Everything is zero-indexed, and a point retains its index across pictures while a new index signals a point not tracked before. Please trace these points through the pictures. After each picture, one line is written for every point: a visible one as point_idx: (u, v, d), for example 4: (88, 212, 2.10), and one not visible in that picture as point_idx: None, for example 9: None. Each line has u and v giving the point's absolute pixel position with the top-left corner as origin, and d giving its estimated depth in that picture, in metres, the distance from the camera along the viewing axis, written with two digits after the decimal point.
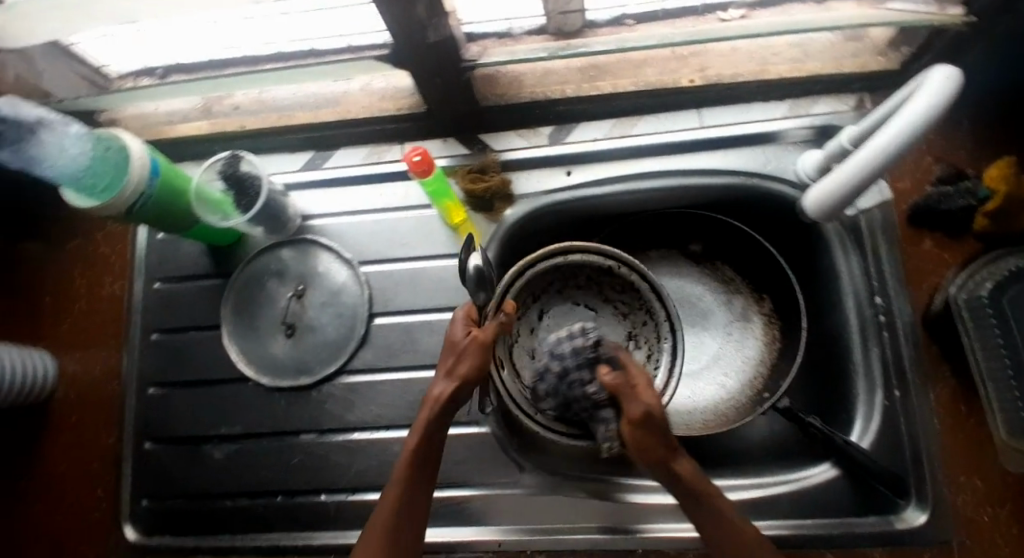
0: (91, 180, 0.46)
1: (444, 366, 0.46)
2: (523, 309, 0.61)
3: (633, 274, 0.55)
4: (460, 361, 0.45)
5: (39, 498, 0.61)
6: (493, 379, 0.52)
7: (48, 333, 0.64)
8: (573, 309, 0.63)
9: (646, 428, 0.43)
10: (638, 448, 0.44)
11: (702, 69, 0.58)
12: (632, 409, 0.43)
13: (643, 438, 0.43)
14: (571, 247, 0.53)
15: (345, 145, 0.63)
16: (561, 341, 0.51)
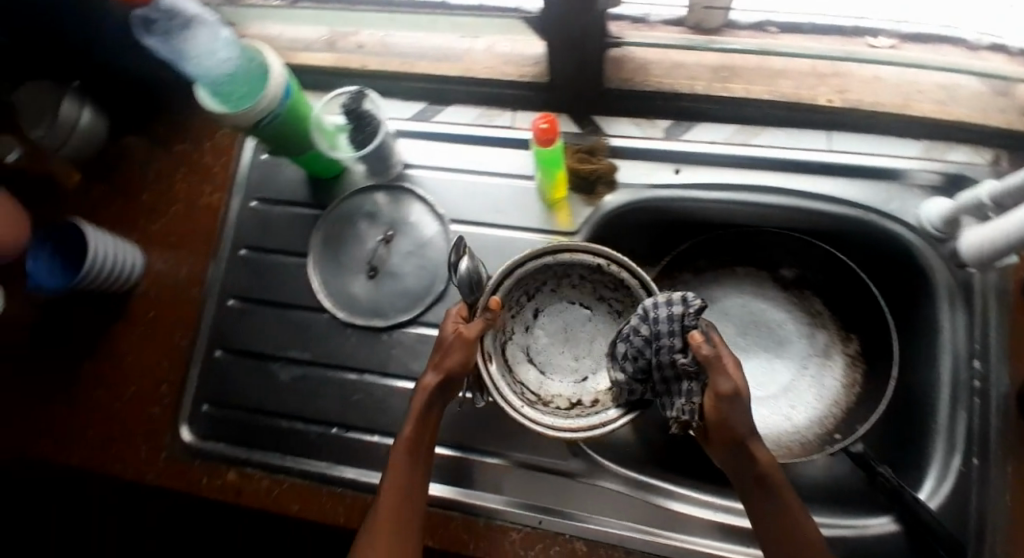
0: (230, 87, 0.46)
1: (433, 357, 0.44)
2: (517, 307, 0.56)
3: (624, 274, 0.49)
4: (445, 354, 0.42)
5: (102, 385, 0.62)
6: (484, 376, 0.47)
7: (139, 228, 0.64)
8: (569, 308, 0.59)
9: (733, 409, 0.38)
10: (722, 426, 0.38)
11: (841, 91, 0.56)
12: (722, 384, 0.37)
13: (731, 418, 0.38)
14: (561, 246, 0.48)
15: (459, 102, 0.62)
16: (653, 301, 0.42)
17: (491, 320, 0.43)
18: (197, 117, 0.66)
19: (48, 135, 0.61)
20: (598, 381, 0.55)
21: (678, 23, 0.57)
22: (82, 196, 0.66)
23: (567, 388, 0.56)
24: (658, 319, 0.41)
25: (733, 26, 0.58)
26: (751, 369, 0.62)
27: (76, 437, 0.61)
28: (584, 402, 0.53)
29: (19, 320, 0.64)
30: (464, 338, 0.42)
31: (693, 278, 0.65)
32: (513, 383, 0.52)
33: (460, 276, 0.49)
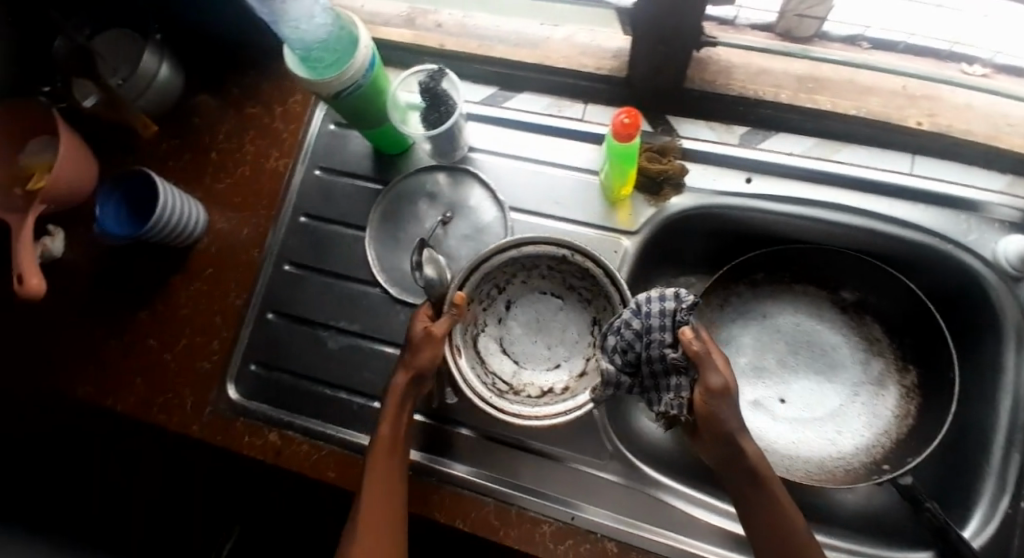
0: (320, 54, 0.47)
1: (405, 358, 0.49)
2: (489, 300, 0.58)
3: (587, 263, 0.51)
4: (415, 356, 0.48)
5: (155, 335, 0.62)
6: (455, 371, 0.51)
7: (205, 185, 0.66)
8: (540, 299, 0.59)
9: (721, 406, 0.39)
10: (711, 420, 0.40)
11: (932, 114, 0.54)
12: (713, 381, 0.39)
13: (720, 413, 0.40)
14: (522, 239, 0.51)
15: (531, 91, 0.62)
16: (642, 296, 0.41)
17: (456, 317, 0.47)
18: (272, 82, 0.67)
19: (128, 84, 0.63)
20: (572, 366, 0.57)
21: (767, 29, 0.57)
22: (154, 148, 0.68)
23: (538, 376, 0.57)
24: (648, 314, 0.40)
25: (823, 37, 0.58)
26: (799, 390, 0.61)
27: (123, 384, 0.61)
28: (555, 390, 0.56)
29: (82, 262, 0.66)
30: (432, 340, 0.47)
31: (748, 291, 0.64)
32: (483, 374, 0.55)
33: (421, 278, 0.51)
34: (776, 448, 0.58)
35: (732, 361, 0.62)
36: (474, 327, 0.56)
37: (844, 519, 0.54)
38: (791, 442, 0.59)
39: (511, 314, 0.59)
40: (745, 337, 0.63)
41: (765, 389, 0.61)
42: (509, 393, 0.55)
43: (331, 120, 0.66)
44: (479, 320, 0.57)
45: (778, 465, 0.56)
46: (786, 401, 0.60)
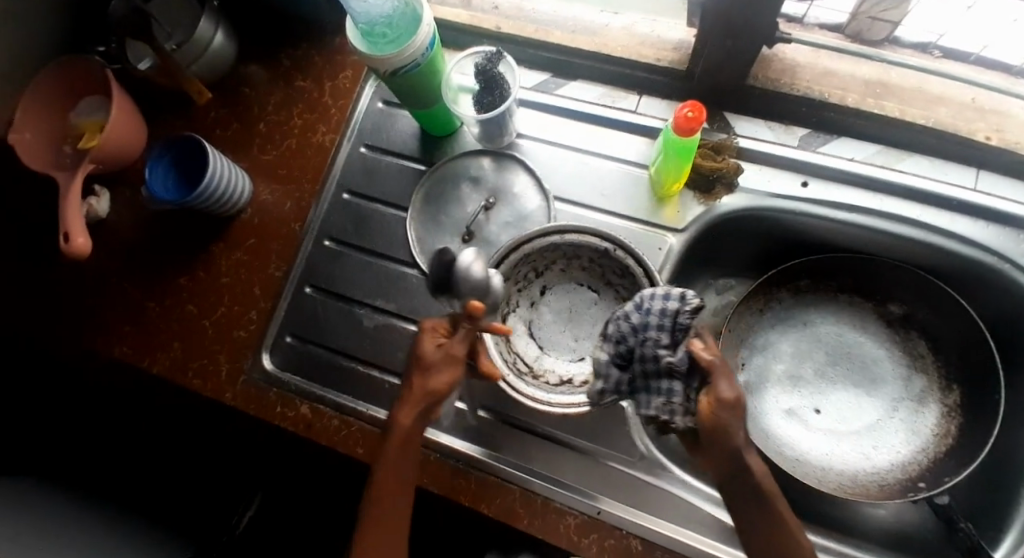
0: (384, 30, 0.47)
1: (411, 384, 0.45)
2: (525, 282, 0.58)
3: (629, 259, 0.51)
4: (424, 379, 0.44)
5: (192, 300, 0.63)
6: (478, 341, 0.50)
7: (250, 155, 0.66)
8: (576, 289, 0.59)
9: (733, 419, 0.37)
10: (719, 437, 0.37)
11: (1002, 129, 0.52)
12: (725, 389, 0.37)
13: (731, 428, 0.37)
14: (567, 225, 0.52)
15: (585, 79, 0.61)
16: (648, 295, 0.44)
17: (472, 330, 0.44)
18: (323, 57, 0.67)
19: (182, 49, 0.63)
20: None
21: (835, 30, 0.56)
22: (202, 116, 0.68)
23: (562, 366, 0.56)
24: (654, 312, 0.43)
25: (895, 42, 0.56)
26: (836, 401, 0.59)
27: (160, 347, 0.62)
28: (574, 382, 0.55)
29: (126, 224, 0.67)
30: (446, 359, 0.44)
31: (790, 298, 0.63)
32: (506, 352, 0.54)
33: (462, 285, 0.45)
34: (807, 457, 0.57)
35: (768, 367, 0.61)
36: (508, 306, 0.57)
37: (872, 535, 0.53)
38: (822, 455, 0.57)
39: (545, 300, 0.59)
40: (784, 344, 0.62)
41: (799, 398, 0.60)
42: (528, 376, 0.54)
43: (380, 98, 0.66)
44: (512, 300, 0.57)
45: (807, 474, 0.56)
46: (821, 412, 0.59)
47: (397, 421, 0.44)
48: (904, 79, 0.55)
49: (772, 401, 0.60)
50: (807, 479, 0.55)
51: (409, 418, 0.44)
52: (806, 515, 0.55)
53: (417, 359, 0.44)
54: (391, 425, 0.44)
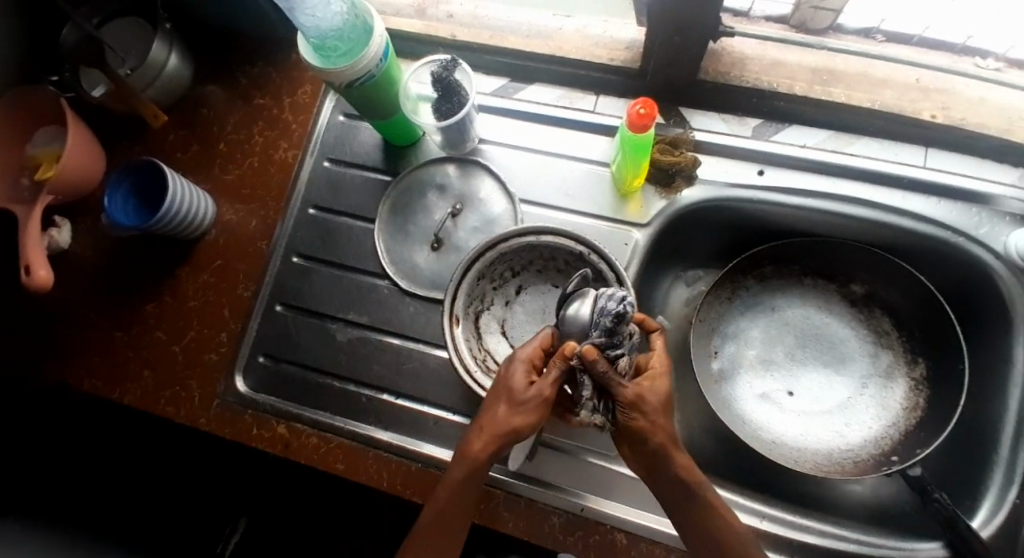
0: (335, 43, 0.46)
1: (494, 410, 0.42)
2: (500, 281, 0.58)
3: (601, 264, 0.51)
4: (507, 411, 0.42)
5: (161, 326, 0.62)
6: (448, 338, 0.51)
7: (213, 177, 0.65)
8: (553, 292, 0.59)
9: (634, 416, 0.40)
10: (633, 434, 0.40)
11: (946, 107, 0.54)
12: (623, 392, 0.39)
13: (639, 423, 0.40)
14: (540, 226, 0.52)
15: (542, 82, 0.62)
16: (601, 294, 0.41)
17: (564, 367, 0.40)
18: (281, 74, 0.67)
19: (136, 74, 0.62)
20: None
21: (780, 21, 0.58)
22: (162, 139, 0.67)
23: None
24: (600, 312, 0.40)
25: (838, 30, 0.58)
26: (807, 382, 0.61)
27: (130, 376, 0.61)
28: None
29: (88, 253, 0.66)
30: (533, 399, 0.41)
31: (757, 284, 0.64)
32: (478, 350, 0.54)
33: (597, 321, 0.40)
34: (783, 440, 0.58)
35: (740, 354, 0.63)
36: (482, 303, 0.57)
37: (853, 511, 0.54)
38: (797, 436, 0.58)
39: (519, 300, 0.59)
40: (754, 330, 0.63)
41: (771, 382, 0.61)
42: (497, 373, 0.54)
43: (340, 111, 0.66)
44: (487, 298, 0.58)
45: (785, 455, 0.57)
46: (793, 395, 0.60)
47: (472, 446, 0.42)
48: (849, 65, 0.57)
49: (746, 386, 0.61)
50: (783, 459, 0.56)
51: (481, 448, 0.41)
52: (787, 496, 0.55)
53: (507, 387, 0.42)
54: (466, 446, 0.43)
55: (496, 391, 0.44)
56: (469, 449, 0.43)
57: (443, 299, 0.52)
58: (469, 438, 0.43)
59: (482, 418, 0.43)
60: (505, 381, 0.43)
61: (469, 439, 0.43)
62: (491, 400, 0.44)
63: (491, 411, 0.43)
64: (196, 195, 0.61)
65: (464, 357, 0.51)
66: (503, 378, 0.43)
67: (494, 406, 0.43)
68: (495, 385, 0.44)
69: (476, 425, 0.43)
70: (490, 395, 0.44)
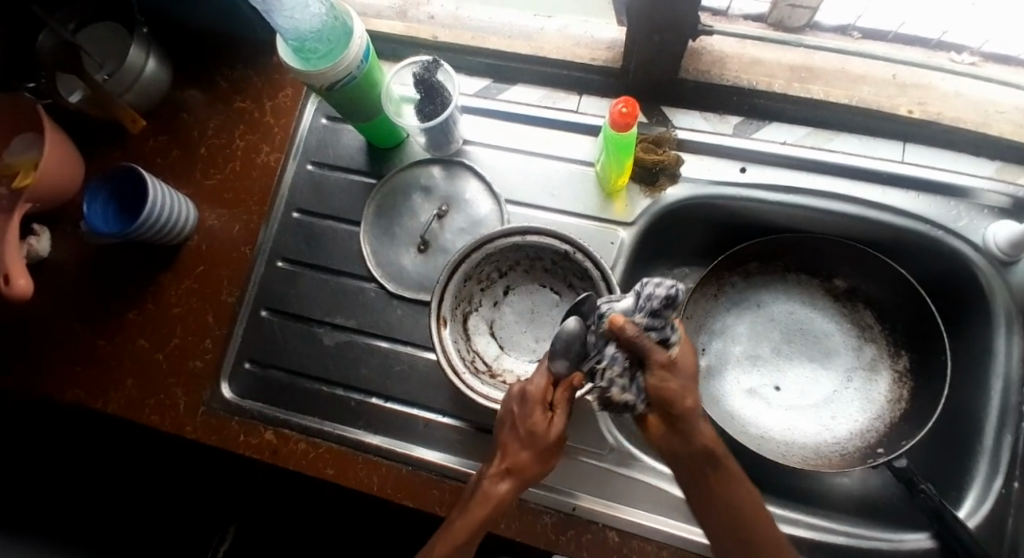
0: (316, 45, 0.46)
1: (516, 452, 0.41)
2: (488, 281, 0.58)
3: (588, 263, 0.52)
4: (532, 452, 0.41)
5: (144, 334, 0.61)
6: (436, 340, 0.51)
7: (195, 182, 0.65)
8: (539, 292, 0.59)
9: (668, 377, 0.39)
10: (665, 398, 0.40)
11: (922, 102, 0.55)
12: (658, 355, 0.39)
13: (672, 384, 0.39)
14: (526, 227, 0.52)
15: (525, 82, 0.62)
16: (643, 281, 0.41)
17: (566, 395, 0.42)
18: (262, 77, 0.67)
19: (114, 79, 0.61)
20: None
21: (757, 20, 0.58)
22: (142, 145, 0.66)
23: (521, 366, 0.57)
24: (644, 297, 0.39)
25: (816, 27, 0.59)
26: (794, 377, 0.61)
27: (113, 386, 0.60)
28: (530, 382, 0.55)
29: (69, 262, 0.65)
30: (556, 440, 0.41)
31: (742, 281, 0.65)
32: (466, 351, 0.54)
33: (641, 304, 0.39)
34: (771, 434, 0.59)
35: (727, 350, 0.63)
36: (470, 305, 0.57)
37: (842, 504, 0.55)
38: (785, 430, 0.59)
39: (507, 300, 0.59)
40: (740, 326, 0.64)
41: (759, 378, 0.62)
42: (486, 374, 0.54)
43: (323, 114, 0.65)
44: (475, 299, 0.58)
45: (773, 450, 0.57)
46: (781, 389, 0.61)
47: (495, 490, 0.41)
48: (827, 62, 0.58)
49: (734, 382, 0.62)
50: (772, 454, 0.56)
51: (508, 491, 0.41)
52: (776, 490, 0.56)
53: (530, 429, 0.41)
54: (486, 491, 0.42)
55: (512, 432, 0.42)
56: (491, 495, 0.41)
57: (430, 300, 0.52)
58: (487, 479, 0.42)
59: (501, 458, 0.42)
60: (523, 421, 0.41)
61: (490, 484, 0.42)
62: (510, 440, 0.42)
63: (511, 451, 0.42)
64: (173, 208, 0.59)
65: (453, 360, 0.51)
66: (518, 419, 0.42)
67: (511, 446, 0.42)
68: (508, 423, 0.43)
69: (496, 467, 0.42)
70: (506, 434, 0.43)
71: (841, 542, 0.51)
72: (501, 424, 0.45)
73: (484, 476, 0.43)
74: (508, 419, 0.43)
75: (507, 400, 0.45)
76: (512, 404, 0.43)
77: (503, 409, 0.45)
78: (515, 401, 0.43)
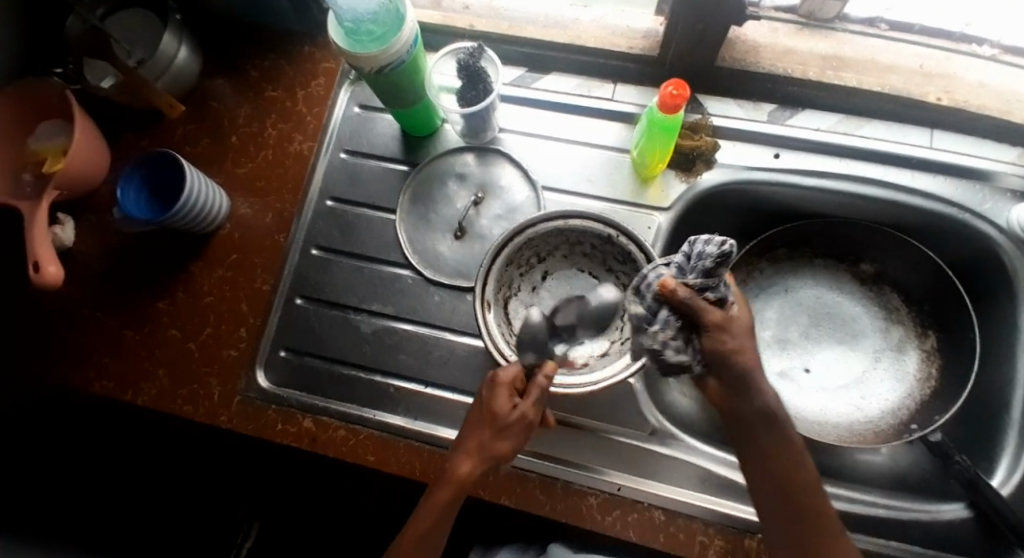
0: (370, 27, 0.46)
1: (478, 436, 0.43)
2: (526, 266, 0.59)
3: (631, 246, 0.52)
4: (493, 436, 0.42)
5: (175, 322, 0.60)
6: (482, 324, 0.51)
7: (225, 170, 0.64)
8: (578, 276, 0.59)
9: (724, 337, 0.41)
10: (725, 358, 0.41)
11: (949, 90, 0.57)
12: (712, 315, 0.41)
13: (728, 344, 0.41)
14: (569, 211, 0.53)
15: (561, 71, 0.63)
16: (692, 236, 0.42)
17: (540, 384, 0.43)
18: (293, 66, 0.66)
19: (144, 65, 0.61)
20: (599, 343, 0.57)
21: (789, 11, 0.59)
22: (170, 133, 0.66)
23: None
24: (697, 257, 0.41)
25: (844, 19, 0.60)
26: (823, 359, 0.63)
27: (143, 376, 0.59)
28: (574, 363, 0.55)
29: (95, 251, 0.64)
30: (520, 423, 0.42)
31: (770, 267, 0.66)
32: (508, 334, 0.55)
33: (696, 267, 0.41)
34: (805, 415, 0.60)
35: (757, 335, 0.64)
36: (510, 290, 0.57)
37: (877, 480, 0.56)
38: (818, 411, 0.60)
39: (546, 285, 0.60)
40: (769, 311, 0.65)
41: (790, 360, 0.63)
42: None
43: (356, 103, 0.66)
44: (515, 284, 0.58)
45: (807, 429, 0.58)
46: (811, 372, 0.62)
47: (457, 471, 0.43)
48: (857, 51, 0.59)
49: (765, 365, 0.63)
50: (807, 433, 0.58)
51: (468, 470, 0.42)
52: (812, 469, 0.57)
53: (490, 413, 0.43)
54: (448, 471, 0.43)
55: (477, 416, 0.44)
56: (453, 475, 0.43)
57: (474, 285, 0.52)
58: (454, 459, 0.44)
59: (467, 439, 0.44)
60: (485, 406, 0.44)
61: (453, 465, 0.43)
62: (474, 424, 0.44)
63: (473, 433, 0.44)
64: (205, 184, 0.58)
65: (500, 343, 0.51)
66: (482, 404, 0.44)
67: (477, 426, 0.44)
68: (473, 409, 0.45)
69: (460, 449, 0.44)
70: (471, 419, 0.45)
71: (881, 515, 0.52)
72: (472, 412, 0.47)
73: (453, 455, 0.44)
74: (474, 406, 0.46)
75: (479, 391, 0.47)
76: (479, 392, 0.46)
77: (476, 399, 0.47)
78: (482, 389, 0.45)
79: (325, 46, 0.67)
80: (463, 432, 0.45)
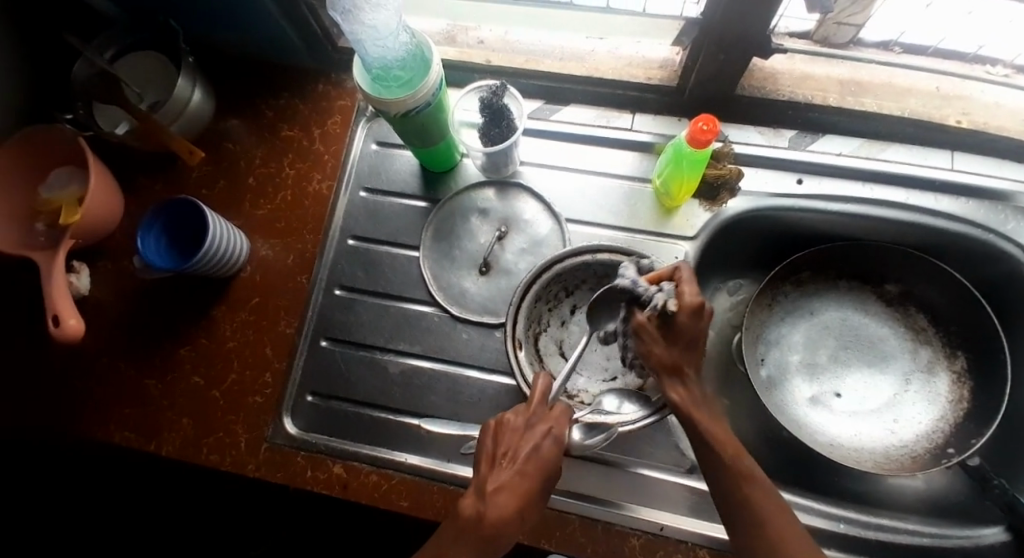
0: (398, 73, 0.46)
1: (528, 491, 0.37)
2: (555, 301, 0.58)
3: None
4: (540, 493, 0.38)
5: (195, 369, 0.59)
6: (514, 363, 0.51)
7: (244, 213, 0.63)
8: None
9: (649, 343, 0.42)
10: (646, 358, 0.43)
11: (967, 113, 0.57)
12: (640, 320, 0.42)
13: (652, 350, 0.42)
14: (600, 246, 0.53)
15: (578, 103, 0.63)
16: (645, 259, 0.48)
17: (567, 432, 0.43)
18: (310, 104, 0.66)
19: (160, 111, 0.60)
20: (629, 381, 0.56)
21: (803, 37, 0.56)
22: (185, 176, 0.65)
23: (593, 385, 0.57)
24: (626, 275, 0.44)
25: (859, 43, 0.58)
26: (854, 383, 0.62)
27: (163, 426, 0.57)
28: None
29: (112, 298, 0.63)
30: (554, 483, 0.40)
31: (794, 291, 0.65)
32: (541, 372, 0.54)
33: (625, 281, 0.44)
34: (840, 440, 0.59)
35: (786, 359, 0.64)
36: (540, 326, 0.57)
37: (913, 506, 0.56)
38: (851, 436, 0.60)
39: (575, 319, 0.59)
40: (796, 335, 0.65)
41: (819, 386, 0.62)
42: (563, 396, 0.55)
43: (373, 139, 0.65)
44: (544, 320, 0.58)
45: (843, 456, 0.58)
46: (842, 396, 0.62)
47: (500, 532, 0.35)
48: (874, 76, 0.60)
49: (795, 391, 0.62)
50: (844, 460, 0.57)
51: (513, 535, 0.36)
52: (850, 497, 0.57)
53: (547, 472, 0.38)
54: (487, 527, 0.35)
55: (534, 465, 0.38)
56: (490, 534, 0.35)
57: (504, 322, 0.52)
58: (496, 510, 0.35)
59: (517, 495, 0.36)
60: (544, 460, 0.38)
61: (494, 521, 0.35)
62: (525, 471, 0.38)
63: (520, 484, 0.37)
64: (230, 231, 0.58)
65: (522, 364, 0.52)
66: (542, 456, 0.38)
67: (529, 482, 0.37)
68: (519, 451, 0.39)
69: (504, 500, 0.36)
70: (513, 461, 0.38)
71: (924, 544, 0.52)
72: (508, 449, 0.39)
73: (488, 506, 0.36)
74: (519, 449, 0.39)
75: (515, 425, 0.41)
76: (533, 437, 0.39)
77: (506, 434, 0.40)
78: (538, 436, 0.40)
79: (341, 84, 0.66)
80: (498, 473, 0.38)
